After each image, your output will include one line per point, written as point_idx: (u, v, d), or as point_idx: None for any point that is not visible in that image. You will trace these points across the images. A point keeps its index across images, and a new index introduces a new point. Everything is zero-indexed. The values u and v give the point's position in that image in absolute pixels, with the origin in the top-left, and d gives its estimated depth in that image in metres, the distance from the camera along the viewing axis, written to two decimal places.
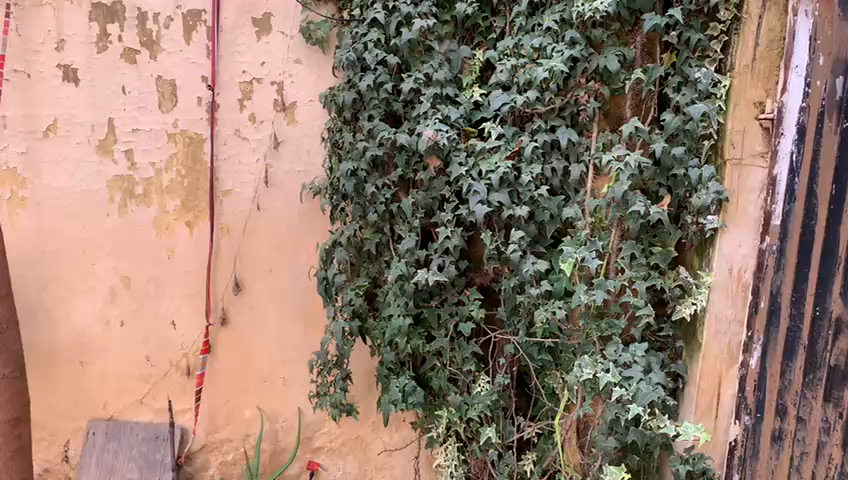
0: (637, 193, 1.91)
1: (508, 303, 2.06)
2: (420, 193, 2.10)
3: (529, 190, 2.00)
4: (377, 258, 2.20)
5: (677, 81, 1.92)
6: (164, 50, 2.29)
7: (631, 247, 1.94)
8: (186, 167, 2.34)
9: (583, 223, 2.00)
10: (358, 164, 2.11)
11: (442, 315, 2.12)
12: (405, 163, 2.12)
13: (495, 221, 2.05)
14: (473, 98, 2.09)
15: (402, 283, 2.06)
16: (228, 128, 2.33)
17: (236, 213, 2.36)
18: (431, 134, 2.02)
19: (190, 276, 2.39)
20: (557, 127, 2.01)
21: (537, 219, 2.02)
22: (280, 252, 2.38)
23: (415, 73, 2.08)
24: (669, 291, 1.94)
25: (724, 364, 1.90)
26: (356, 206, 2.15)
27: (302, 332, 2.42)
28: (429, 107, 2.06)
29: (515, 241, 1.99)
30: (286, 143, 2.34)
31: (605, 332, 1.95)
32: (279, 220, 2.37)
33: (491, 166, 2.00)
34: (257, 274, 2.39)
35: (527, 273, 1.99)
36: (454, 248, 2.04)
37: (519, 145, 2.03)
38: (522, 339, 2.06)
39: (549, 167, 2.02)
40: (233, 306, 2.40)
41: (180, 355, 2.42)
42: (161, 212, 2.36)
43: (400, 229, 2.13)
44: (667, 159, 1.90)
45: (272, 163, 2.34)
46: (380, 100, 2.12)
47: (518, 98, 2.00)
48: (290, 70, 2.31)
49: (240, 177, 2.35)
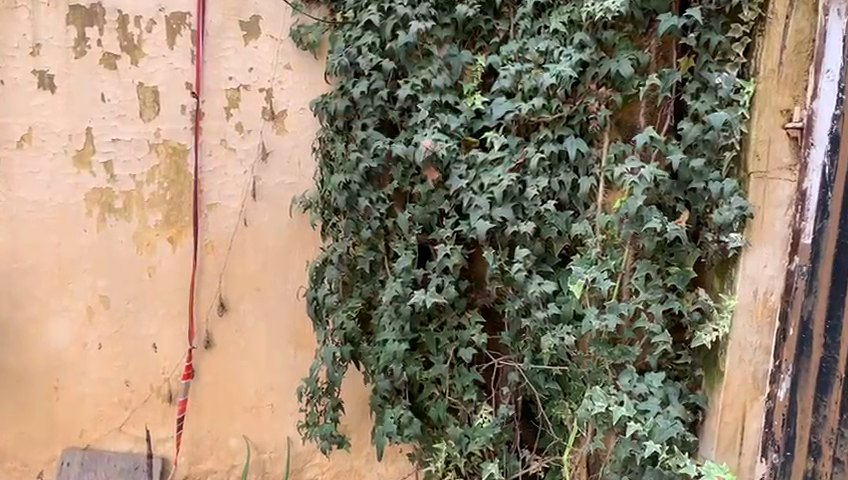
0: (653, 209, 1.75)
1: (513, 327, 1.92)
2: (417, 207, 1.95)
3: (535, 205, 1.86)
4: (372, 277, 2.03)
5: (696, 87, 1.76)
6: (146, 55, 2.15)
7: (643, 265, 1.79)
8: (169, 179, 2.20)
9: (594, 240, 1.84)
10: (350, 177, 1.96)
11: (442, 340, 1.96)
12: (401, 176, 1.96)
13: (498, 237, 1.89)
14: (475, 106, 1.94)
15: (397, 304, 1.93)
16: (213, 138, 2.18)
17: (221, 229, 2.21)
18: (428, 144, 1.89)
19: (173, 296, 2.23)
20: (565, 137, 1.86)
21: (543, 236, 1.87)
22: (269, 270, 2.22)
23: (412, 79, 1.94)
24: (688, 316, 1.78)
25: (748, 396, 1.75)
26: (349, 221, 2.00)
27: (292, 355, 2.25)
28: (428, 116, 1.92)
29: (520, 259, 1.85)
30: (276, 153, 2.18)
31: (618, 360, 1.80)
32: (267, 236, 2.21)
33: (493, 179, 1.87)
34: (244, 293, 2.23)
35: (532, 294, 1.85)
36: (456, 266, 1.91)
37: (524, 157, 1.88)
38: (526, 365, 1.91)
39: (556, 180, 1.86)
40: (217, 328, 2.24)
41: (162, 380, 2.27)
42: (142, 227, 2.21)
43: (396, 246, 1.97)
44: (684, 172, 1.75)
45: (260, 176, 2.19)
46: (375, 108, 1.97)
47: (522, 107, 1.86)
48: (279, 75, 2.15)
49: (225, 189, 2.20)
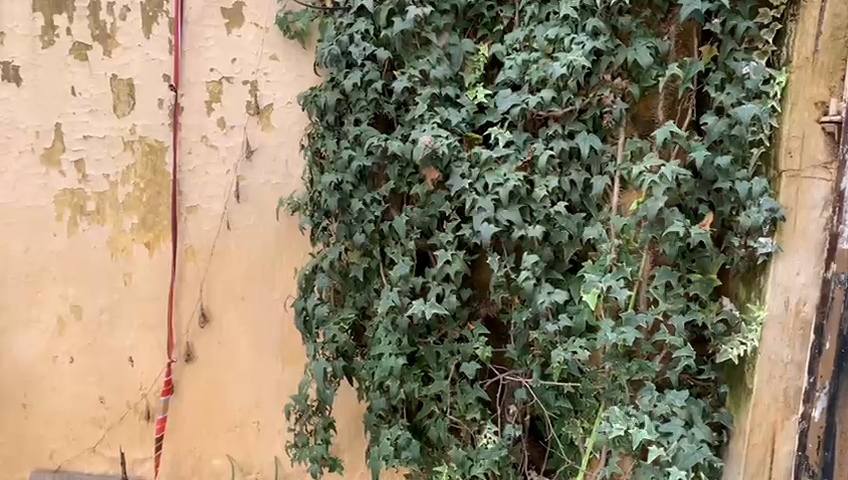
0: (675, 211, 1.60)
1: (520, 341, 1.75)
2: (415, 209, 1.79)
3: (544, 207, 1.71)
4: (366, 285, 1.86)
5: (720, 78, 1.61)
6: (120, 45, 1.99)
7: (663, 273, 1.64)
8: (145, 179, 2.03)
9: (609, 245, 1.68)
10: (342, 176, 1.81)
11: (442, 353, 1.80)
12: (397, 175, 1.81)
13: (503, 242, 1.74)
14: (477, 100, 1.79)
15: (394, 315, 1.76)
16: (193, 134, 2.02)
17: (202, 233, 2.04)
18: (427, 140, 1.72)
19: (150, 306, 2.07)
20: (576, 133, 1.71)
21: (553, 240, 1.72)
22: (255, 278, 2.05)
23: (409, 69, 1.78)
24: (711, 329, 1.64)
25: (778, 414, 1.59)
26: (342, 225, 1.84)
27: (280, 369, 2.08)
28: (426, 110, 1.76)
29: (528, 267, 1.69)
30: (261, 151, 2.01)
31: (636, 375, 1.66)
32: (252, 241, 2.04)
33: (499, 179, 1.70)
34: (228, 302, 2.06)
35: (542, 305, 1.68)
36: (458, 274, 1.75)
37: (532, 154, 1.72)
38: (535, 381, 1.74)
39: (567, 179, 1.71)
40: (199, 340, 2.07)
41: (139, 396, 2.10)
42: (116, 231, 2.05)
43: (392, 253, 1.81)
44: (708, 171, 1.60)
45: (244, 175, 2.02)
46: (369, 101, 1.81)
47: (530, 100, 1.70)
48: (264, 67, 1.99)
49: (206, 190, 2.03)
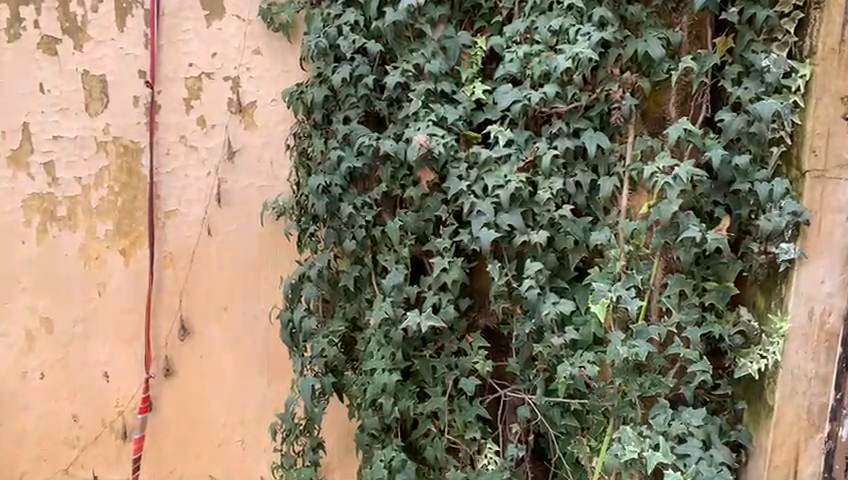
0: (690, 215, 1.49)
1: (522, 354, 1.64)
2: (410, 213, 1.66)
3: (548, 211, 1.59)
4: (356, 295, 1.73)
5: (737, 72, 1.51)
6: (92, 39, 1.86)
7: (677, 280, 1.53)
8: (120, 182, 1.90)
9: (618, 251, 1.58)
10: (331, 178, 1.68)
11: (439, 368, 1.68)
12: (390, 177, 1.68)
13: (504, 247, 1.61)
14: (475, 95, 1.67)
15: (387, 328, 1.64)
16: (171, 134, 1.89)
17: (181, 239, 1.91)
18: (422, 139, 1.60)
19: (126, 317, 1.93)
20: (581, 131, 1.59)
21: (557, 246, 1.60)
22: (238, 286, 1.92)
23: (402, 64, 1.66)
24: (728, 340, 1.53)
25: (802, 434, 1.49)
26: (330, 230, 1.70)
27: (266, 383, 1.95)
28: (421, 107, 1.64)
29: (531, 275, 1.58)
30: (244, 152, 1.88)
31: (649, 392, 1.54)
32: (235, 247, 1.91)
33: (500, 180, 1.59)
34: (209, 312, 1.93)
35: (548, 317, 1.57)
36: (455, 283, 1.63)
37: (534, 154, 1.61)
38: (539, 398, 1.63)
39: (572, 181, 1.59)
40: (179, 353, 1.94)
41: (115, 414, 1.96)
42: (89, 237, 1.92)
43: (384, 260, 1.68)
44: (725, 171, 1.49)
45: (226, 178, 1.89)
46: (359, 98, 1.69)
47: (533, 96, 1.58)
48: (247, 62, 1.86)
49: (185, 193, 1.90)
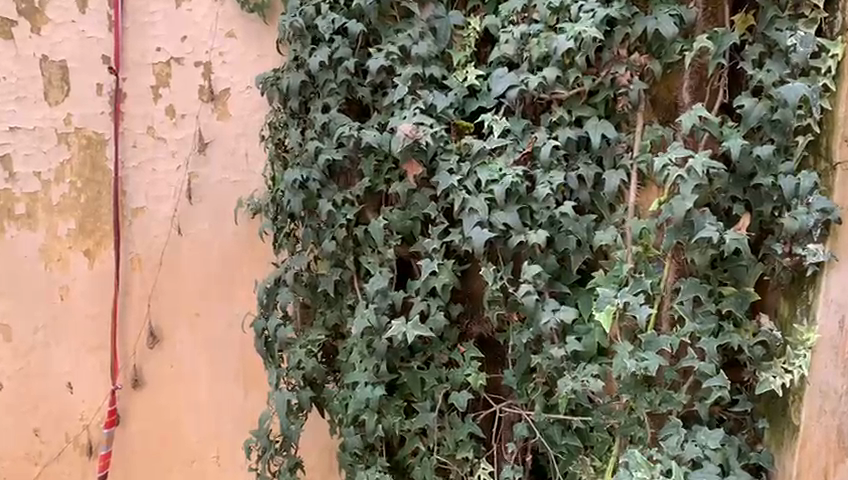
0: (706, 213, 1.33)
1: (520, 366, 1.49)
2: (394, 211, 1.51)
3: (547, 208, 1.43)
4: (337, 301, 1.57)
5: (759, 52, 1.35)
6: (51, 21, 1.70)
7: (691, 285, 1.37)
8: (83, 178, 1.75)
9: (626, 253, 1.42)
10: (308, 172, 1.52)
11: (428, 380, 1.53)
12: (373, 172, 1.52)
13: (500, 250, 1.47)
14: (467, 81, 1.51)
15: (370, 338, 1.49)
16: (138, 125, 1.74)
17: (149, 239, 1.76)
18: (408, 129, 1.45)
19: (91, 324, 1.79)
20: (585, 120, 1.44)
21: (558, 247, 1.45)
22: (210, 290, 1.77)
23: (387, 46, 1.51)
24: (749, 352, 1.37)
25: (830, 458, 1.33)
26: (308, 230, 1.56)
27: (241, 395, 1.80)
28: (407, 93, 1.49)
29: (529, 279, 1.43)
30: (217, 144, 1.73)
31: (659, 409, 1.39)
32: (207, 248, 1.76)
33: (494, 174, 1.44)
34: (180, 318, 1.79)
35: (547, 326, 1.42)
36: (445, 288, 1.48)
37: (532, 145, 1.45)
38: (537, 415, 1.48)
39: (574, 175, 1.44)
40: (147, 362, 1.80)
41: (80, 428, 1.82)
42: (50, 237, 1.76)
43: (367, 263, 1.53)
44: (746, 163, 1.33)
45: (197, 172, 1.74)
46: (339, 84, 1.53)
47: (531, 80, 1.44)
48: (219, 45, 1.71)
49: (155, 189, 1.75)
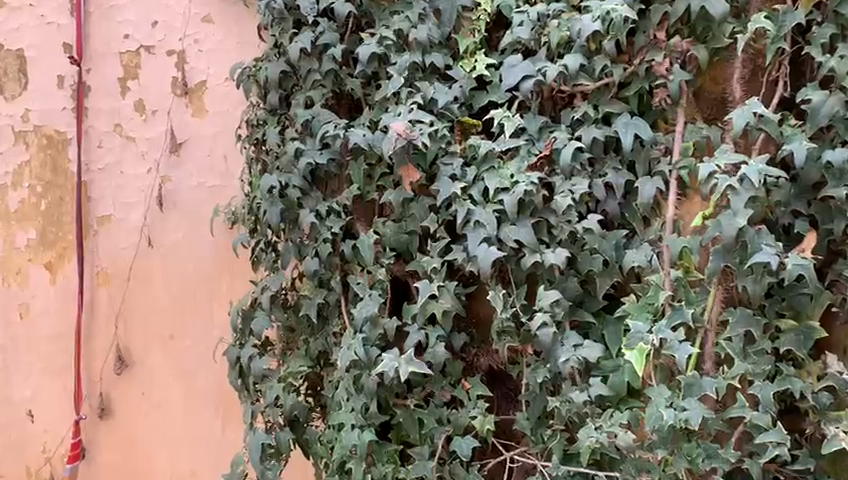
0: (763, 231, 1.09)
1: (535, 408, 1.26)
2: (388, 224, 1.29)
3: (568, 222, 1.21)
4: (323, 327, 1.36)
5: (830, 34, 1.10)
6: (7, 5, 1.50)
7: (741, 318, 1.14)
8: (44, 181, 1.54)
9: (663, 277, 1.18)
10: (288, 178, 1.31)
11: (427, 421, 1.30)
12: (364, 177, 1.30)
13: (511, 271, 1.24)
14: (476, 72, 1.27)
15: (357, 374, 1.27)
16: (103, 122, 1.54)
17: (117, 250, 1.57)
18: (401, 128, 1.22)
19: (52, 347, 1.58)
20: (614, 117, 1.21)
21: (580, 269, 1.22)
22: (185, 309, 1.57)
23: (381, 30, 1.29)
24: (812, 401, 1.12)
25: None
26: (290, 245, 1.34)
27: (219, 428, 1.60)
28: (403, 86, 1.27)
29: (545, 309, 1.20)
30: (192, 144, 1.54)
31: (702, 467, 1.13)
32: (181, 263, 1.56)
33: (504, 182, 1.21)
34: (151, 340, 1.59)
35: (566, 366, 1.19)
36: (447, 314, 1.25)
37: (551, 147, 1.22)
38: (555, 467, 1.24)
39: (601, 182, 1.21)
40: (116, 389, 1.60)
41: (42, 462, 1.62)
42: (8, 248, 1.56)
43: (355, 284, 1.29)
44: (812, 170, 1.10)
45: (170, 176, 1.54)
46: (324, 75, 1.32)
47: (549, 70, 1.21)
48: (194, 32, 1.51)
49: (123, 195, 1.55)
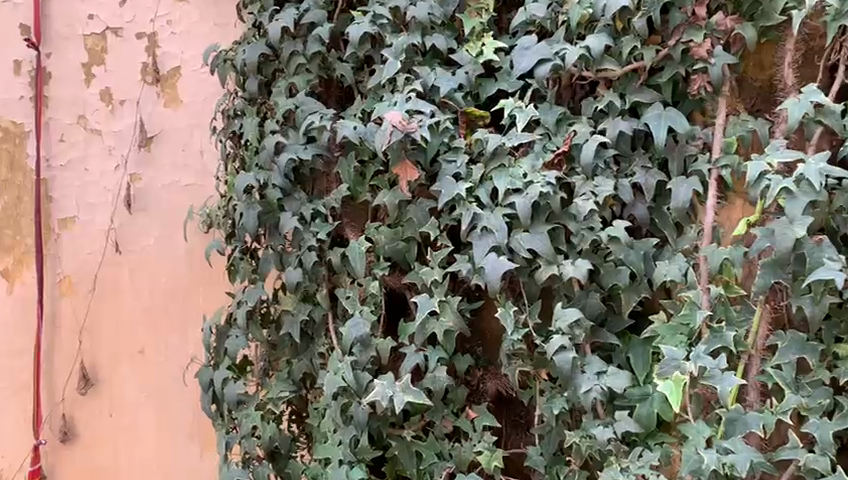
0: (825, 243, 0.91)
1: (551, 442, 1.10)
2: (383, 229, 1.12)
3: (590, 229, 1.04)
4: (308, 346, 1.19)
5: None
6: None
7: (793, 344, 0.98)
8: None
9: (701, 294, 1.01)
10: (267, 176, 1.15)
11: (425, 455, 1.13)
12: (355, 176, 1.14)
13: (523, 284, 1.07)
14: (484, 56, 1.10)
15: (347, 402, 1.10)
16: (66, 113, 1.40)
17: (81, 256, 1.42)
18: (398, 118, 1.05)
19: (8, 364, 1.40)
20: (644, 110, 1.05)
21: (603, 283, 1.06)
22: (157, 320, 1.43)
23: (373, 7, 1.13)
24: None
25: None
26: (270, 253, 1.18)
27: (195, 454, 1.45)
28: (401, 72, 1.11)
29: (561, 329, 1.03)
30: (164, 136, 1.41)
31: None
32: (153, 270, 1.43)
33: (516, 182, 1.04)
34: (120, 355, 1.44)
35: (589, 397, 1.03)
36: (449, 335, 1.08)
37: (570, 142, 1.05)
38: None
39: (628, 182, 1.04)
40: (80, 411, 1.43)
41: None
42: None
43: (344, 299, 1.13)
44: None
45: (140, 173, 1.42)
46: (309, 59, 1.15)
47: (569, 53, 1.04)
48: (166, 12, 1.40)
49: (87, 195, 1.41)
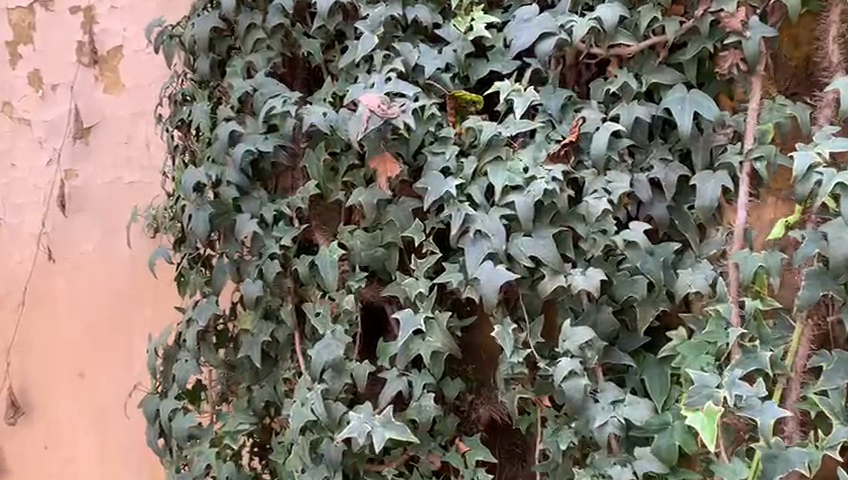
0: None
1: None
2: (358, 234, 0.95)
3: (602, 233, 0.89)
4: (272, 368, 1.02)
5: None
6: None
7: (841, 366, 0.84)
8: None
9: (733, 309, 0.86)
10: (220, 172, 0.98)
11: None
12: (324, 172, 0.97)
13: (523, 297, 0.91)
14: (474, 31, 0.94)
15: (316, 438, 0.94)
16: None
17: (9, 267, 1.26)
18: (374, 101, 0.89)
19: None
20: (664, 93, 0.90)
21: (617, 296, 0.90)
22: (97, 339, 1.27)
23: None
24: None
25: None
26: (225, 262, 1.01)
27: None
28: (378, 49, 0.94)
29: (570, 350, 0.88)
30: (105, 125, 1.24)
31: None
32: (91, 281, 1.26)
33: (516, 178, 0.88)
34: (55, 379, 1.28)
35: (605, 432, 0.87)
36: (436, 357, 0.92)
37: (577, 131, 0.90)
38: None
39: (645, 178, 0.89)
40: (11, 441, 1.29)
41: None
42: None
43: (313, 316, 0.96)
44: None
45: (77, 169, 1.25)
46: (271, 34, 0.99)
47: (577, 25, 0.88)
48: None
49: (14, 195, 1.26)
